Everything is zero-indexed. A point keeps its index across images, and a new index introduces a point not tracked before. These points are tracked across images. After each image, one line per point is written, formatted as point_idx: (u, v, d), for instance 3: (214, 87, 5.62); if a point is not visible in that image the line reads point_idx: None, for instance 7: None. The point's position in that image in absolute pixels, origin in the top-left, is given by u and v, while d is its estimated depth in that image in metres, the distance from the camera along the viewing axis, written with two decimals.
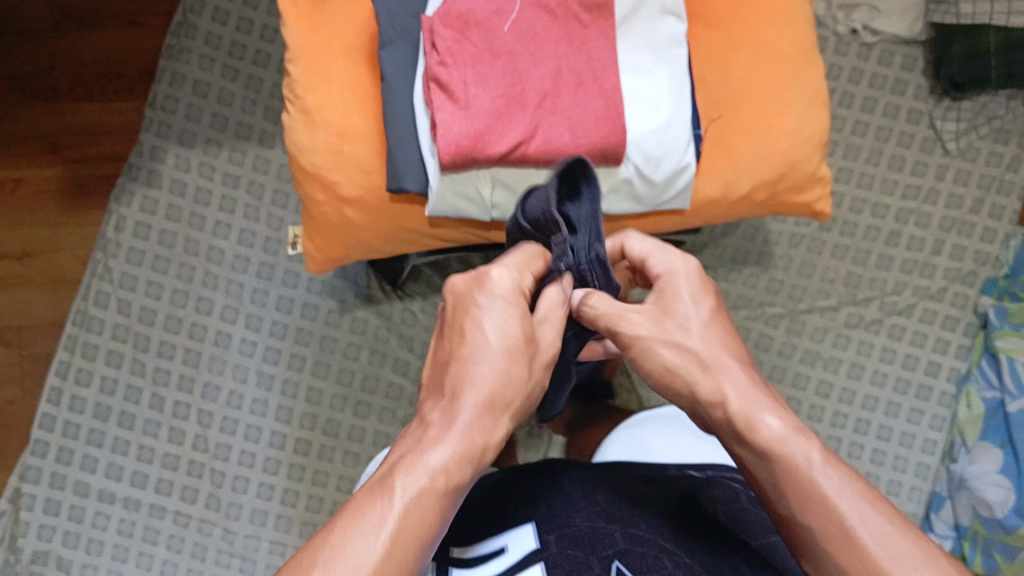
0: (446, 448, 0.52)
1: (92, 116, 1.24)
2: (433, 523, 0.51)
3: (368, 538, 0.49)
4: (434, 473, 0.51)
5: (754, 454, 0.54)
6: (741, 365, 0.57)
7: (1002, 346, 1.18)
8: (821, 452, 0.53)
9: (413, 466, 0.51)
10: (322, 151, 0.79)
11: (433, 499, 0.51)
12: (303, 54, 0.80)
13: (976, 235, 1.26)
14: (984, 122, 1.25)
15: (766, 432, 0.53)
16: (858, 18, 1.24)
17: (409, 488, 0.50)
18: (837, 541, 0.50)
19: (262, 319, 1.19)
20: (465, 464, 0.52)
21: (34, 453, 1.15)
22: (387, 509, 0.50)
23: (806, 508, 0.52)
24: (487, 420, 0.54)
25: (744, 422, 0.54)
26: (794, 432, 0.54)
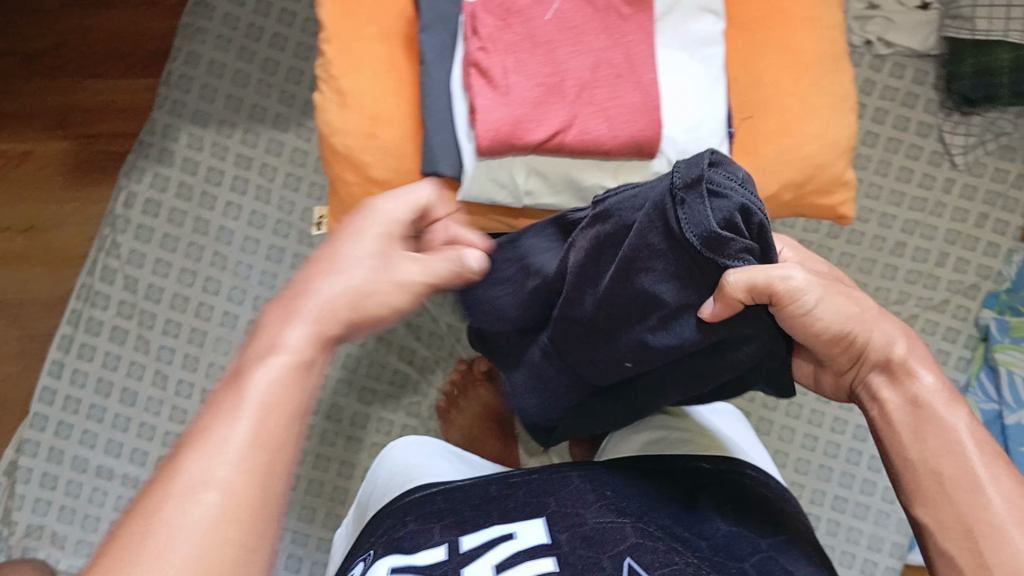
0: (297, 331, 0.51)
1: (103, 93, 1.22)
2: (296, 401, 0.48)
3: (231, 418, 0.46)
4: (290, 351, 0.49)
5: (901, 400, 0.65)
6: (897, 322, 0.68)
7: (1002, 358, 1.21)
8: (965, 414, 0.63)
9: (269, 354, 0.49)
10: (355, 132, 0.79)
11: (292, 375, 0.49)
12: (338, 37, 0.79)
13: (980, 249, 1.27)
14: (992, 138, 1.27)
15: (921, 383, 0.64)
16: (872, 30, 1.26)
17: (264, 372, 0.48)
18: (959, 476, 0.59)
19: (269, 302, 1.17)
20: (317, 346, 0.51)
21: (33, 426, 1.14)
22: (253, 385, 0.47)
23: (942, 459, 0.61)
24: (346, 310, 0.54)
25: (909, 369, 0.65)
26: (943, 394, 0.64)
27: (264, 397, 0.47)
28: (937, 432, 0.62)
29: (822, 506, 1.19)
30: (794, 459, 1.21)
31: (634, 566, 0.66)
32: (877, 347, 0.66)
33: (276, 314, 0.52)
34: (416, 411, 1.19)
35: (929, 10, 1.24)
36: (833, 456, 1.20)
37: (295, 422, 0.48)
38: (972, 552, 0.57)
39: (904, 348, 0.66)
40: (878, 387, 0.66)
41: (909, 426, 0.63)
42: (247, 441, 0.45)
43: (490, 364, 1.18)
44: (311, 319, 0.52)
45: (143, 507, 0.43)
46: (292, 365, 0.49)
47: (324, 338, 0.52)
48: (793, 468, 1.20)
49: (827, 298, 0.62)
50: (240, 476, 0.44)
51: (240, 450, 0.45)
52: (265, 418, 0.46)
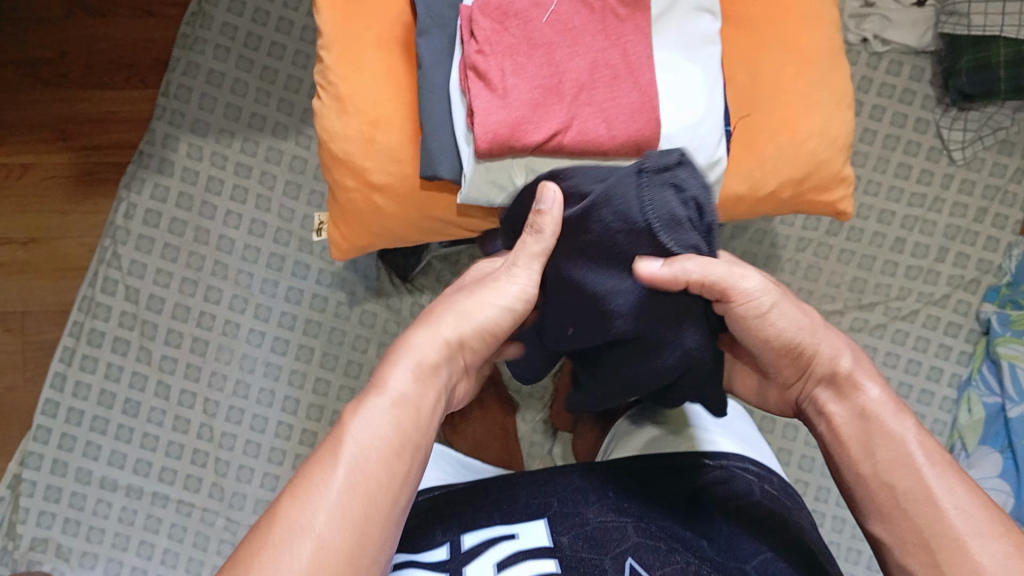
0: (401, 380, 0.59)
1: (103, 104, 1.23)
2: (398, 442, 0.56)
3: (339, 462, 0.53)
4: (397, 395, 0.58)
5: (849, 413, 0.66)
6: (842, 337, 0.70)
7: (1004, 352, 1.21)
8: (914, 428, 0.63)
9: (373, 394, 0.58)
10: (353, 138, 0.79)
11: (397, 418, 0.57)
12: (336, 42, 0.80)
13: (979, 244, 1.27)
14: (990, 132, 1.26)
15: (866, 396, 0.66)
16: (868, 27, 1.26)
17: (370, 415, 0.56)
18: (914, 489, 0.59)
19: (271, 310, 1.18)
20: (421, 384, 0.60)
21: (36, 439, 1.15)
22: (361, 430, 0.55)
23: (894, 473, 0.61)
24: (442, 356, 0.63)
25: (852, 383, 0.67)
26: (891, 406, 0.65)
27: (374, 431, 0.55)
28: (888, 444, 0.62)
29: (826, 503, 1.19)
30: (798, 457, 1.21)
31: (636, 567, 0.67)
32: (823, 359, 0.68)
33: (388, 359, 0.62)
34: None
35: (925, 7, 1.24)
36: None
37: (394, 456, 0.55)
38: (932, 564, 0.57)
39: (848, 362, 0.68)
40: (826, 402, 0.68)
41: (857, 440, 0.64)
42: (346, 481, 0.52)
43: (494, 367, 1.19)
44: (412, 361, 0.61)
45: (261, 538, 0.49)
46: (393, 403, 0.58)
47: (427, 374, 0.61)
48: (797, 465, 1.21)
49: (776, 305, 0.66)
50: (346, 497, 0.52)
51: (347, 479, 0.52)
52: (357, 464, 0.53)
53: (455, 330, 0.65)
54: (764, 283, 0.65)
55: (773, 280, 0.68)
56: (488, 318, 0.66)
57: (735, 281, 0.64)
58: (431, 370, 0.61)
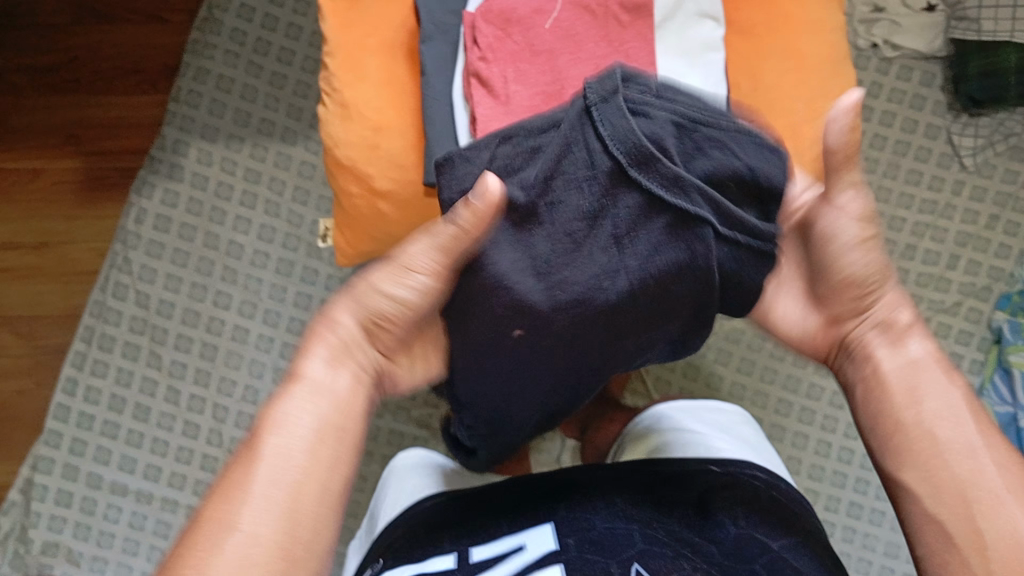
0: (316, 364, 0.63)
1: (114, 110, 1.24)
2: (315, 424, 0.60)
3: (259, 460, 0.57)
4: (310, 377, 0.63)
5: (894, 359, 0.68)
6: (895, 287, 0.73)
7: (1014, 360, 1.20)
8: (963, 390, 0.65)
9: (291, 383, 0.62)
10: (357, 145, 0.80)
11: (310, 399, 0.61)
12: (340, 49, 0.81)
13: (992, 251, 1.26)
14: (1001, 139, 1.26)
15: (914, 349, 0.68)
16: (878, 33, 1.25)
17: (290, 404, 0.61)
18: (954, 450, 0.61)
19: (279, 315, 1.18)
20: (336, 370, 0.64)
21: (47, 444, 1.15)
22: (278, 423, 0.59)
23: (935, 429, 0.63)
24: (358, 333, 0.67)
25: (901, 338, 0.69)
26: (938, 361, 0.67)
27: (298, 420, 0.60)
28: (936, 397, 0.64)
29: (836, 512, 1.18)
30: (807, 465, 1.20)
31: (641, 570, 0.66)
32: (886, 303, 0.70)
33: (303, 350, 0.66)
34: (426, 421, 1.20)
35: (936, 12, 1.23)
36: (847, 462, 1.20)
37: (317, 441, 0.59)
38: (965, 523, 0.59)
39: (907, 318, 0.70)
40: (874, 344, 0.69)
41: (902, 386, 0.66)
42: (269, 473, 0.57)
43: None
44: (324, 351, 0.65)
45: (197, 542, 0.54)
46: (310, 389, 0.62)
47: (341, 361, 0.65)
48: (806, 474, 1.20)
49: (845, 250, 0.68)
50: (270, 483, 0.56)
51: (270, 471, 0.57)
52: (278, 455, 0.58)
53: (360, 316, 0.67)
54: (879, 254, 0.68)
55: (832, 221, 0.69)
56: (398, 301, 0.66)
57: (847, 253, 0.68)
58: (344, 356, 0.65)
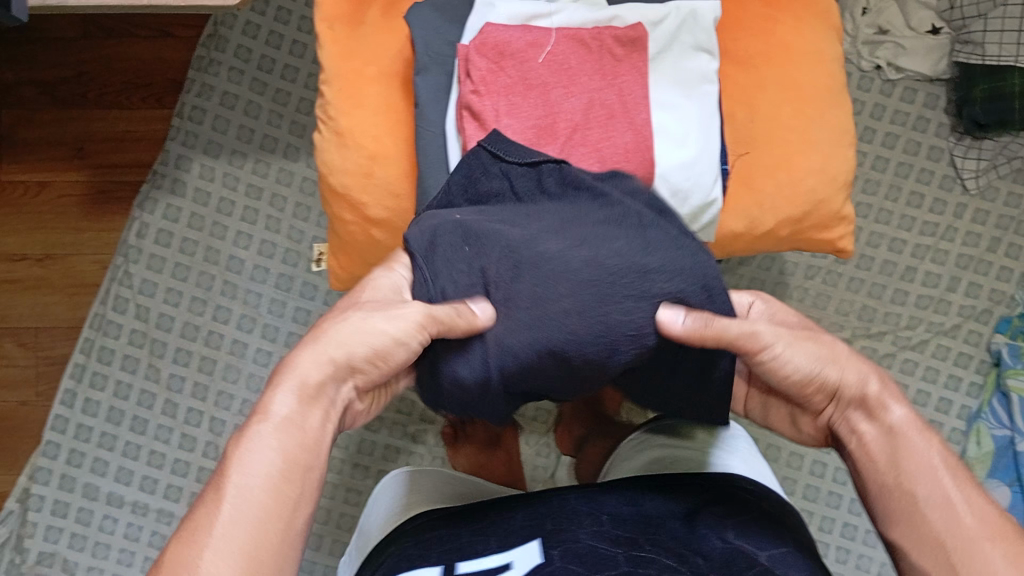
0: (283, 398, 0.58)
1: (118, 124, 1.24)
2: (282, 466, 0.55)
3: (218, 501, 0.53)
4: (278, 416, 0.57)
5: (878, 432, 0.64)
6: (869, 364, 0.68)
7: (1014, 385, 1.20)
8: (940, 447, 0.62)
9: (255, 422, 0.57)
10: (353, 173, 0.81)
11: (280, 444, 0.56)
12: (337, 77, 0.81)
13: (992, 274, 1.26)
14: (1005, 162, 1.25)
15: (891, 419, 0.64)
16: (882, 55, 1.24)
17: (253, 445, 0.56)
18: (935, 494, 0.59)
19: (278, 330, 1.19)
20: (304, 409, 0.58)
21: (45, 454, 1.17)
22: (239, 459, 0.55)
23: (917, 480, 0.60)
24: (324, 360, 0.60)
25: (878, 404, 0.65)
26: (916, 425, 0.64)
27: (261, 460, 0.55)
28: (911, 458, 0.61)
29: (830, 533, 1.19)
30: (802, 486, 1.20)
31: None
32: (852, 384, 0.66)
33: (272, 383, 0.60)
34: (423, 436, 1.21)
35: (941, 34, 1.23)
36: (842, 484, 1.20)
37: (286, 482, 0.55)
38: (944, 563, 0.57)
39: (876, 388, 0.66)
40: (856, 422, 0.66)
41: (885, 457, 0.63)
42: (233, 514, 0.53)
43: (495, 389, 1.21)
44: (294, 382, 0.59)
45: None
46: (276, 429, 0.56)
47: (313, 395, 0.59)
48: (801, 495, 1.20)
49: (792, 343, 0.66)
50: (231, 531, 0.52)
51: (231, 513, 0.53)
52: (242, 492, 0.54)
53: (336, 348, 0.61)
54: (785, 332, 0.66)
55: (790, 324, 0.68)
56: (372, 339, 0.62)
57: (758, 336, 0.64)
58: (317, 393, 0.59)
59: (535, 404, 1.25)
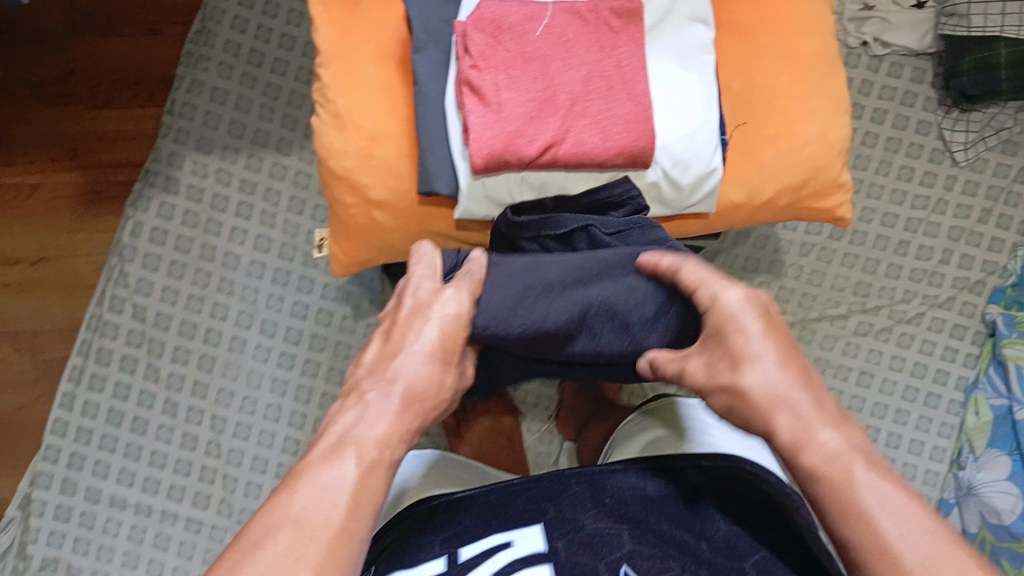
0: (376, 428, 0.60)
1: (108, 123, 1.23)
2: (373, 486, 0.57)
3: (312, 500, 0.54)
4: (374, 444, 0.59)
5: (802, 477, 0.58)
6: (795, 379, 0.60)
7: (1009, 353, 1.21)
8: (866, 467, 0.55)
9: (343, 455, 0.57)
10: (353, 156, 0.80)
11: (370, 461, 0.58)
12: (333, 58, 0.81)
13: (984, 245, 1.28)
14: (993, 133, 1.27)
15: (813, 456, 0.57)
16: (868, 31, 1.26)
17: (344, 465, 0.56)
18: (872, 546, 0.53)
19: (277, 325, 1.19)
20: (385, 426, 0.60)
21: (46, 459, 1.16)
22: (331, 478, 0.55)
23: (848, 526, 0.54)
24: (388, 394, 0.62)
25: (798, 444, 0.58)
26: (852, 455, 0.56)
27: (347, 475, 0.56)
28: (839, 503, 0.55)
29: None
30: None
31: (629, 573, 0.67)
32: (767, 433, 0.60)
33: (350, 405, 0.62)
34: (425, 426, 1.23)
35: (925, 9, 1.24)
36: None
37: (351, 509, 0.55)
38: None
39: (790, 420, 0.58)
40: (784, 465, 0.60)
41: (825, 508, 0.56)
42: (333, 520, 0.53)
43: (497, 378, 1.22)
44: (382, 414, 0.61)
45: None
46: (361, 453, 0.58)
47: (394, 434, 0.60)
48: None
49: (707, 388, 0.63)
50: (327, 539, 0.52)
51: (326, 510, 0.54)
52: (354, 504, 0.55)
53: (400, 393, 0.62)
54: (703, 375, 0.63)
55: (706, 349, 0.64)
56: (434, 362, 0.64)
57: (688, 376, 0.65)
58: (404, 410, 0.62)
59: (535, 392, 1.26)
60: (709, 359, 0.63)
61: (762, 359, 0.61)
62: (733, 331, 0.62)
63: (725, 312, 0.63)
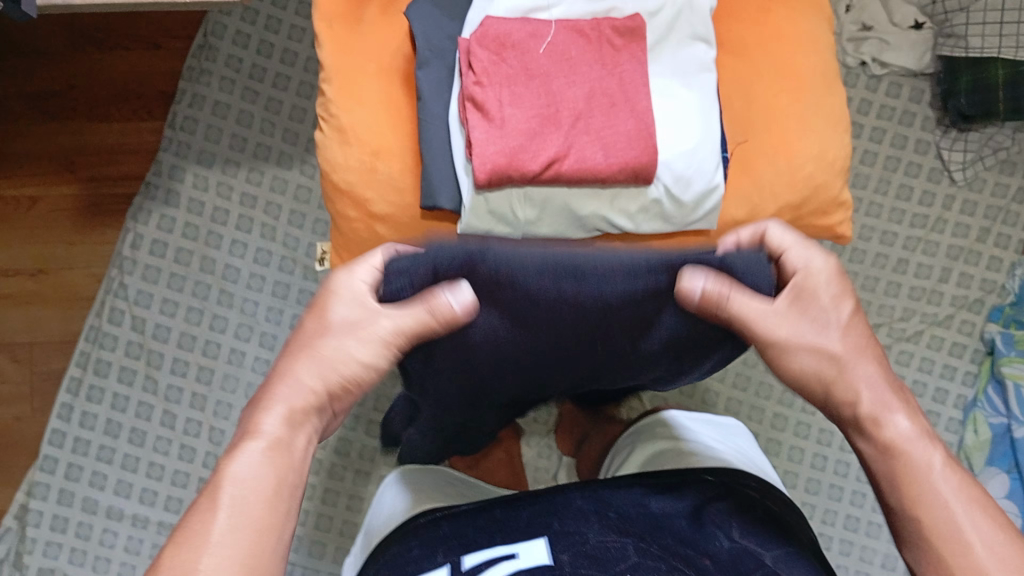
0: (274, 419, 0.58)
1: (109, 136, 1.24)
2: (275, 479, 0.56)
3: (220, 516, 0.53)
4: (270, 432, 0.58)
5: (875, 450, 0.62)
6: (876, 364, 0.64)
7: (1008, 372, 1.21)
8: (941, 456, 0.60)
9: (246, 441, 0.57)
10: (355, 169, 0.81)
11: (278, 456, 0.57)
12: (337, 74, 0.81)
13: (983, 263, 1.28)
14: (990, 153, 1.27)
15: (892, 431, 0.61)
16: (867, 51, 1.26)
17: (245, 463, 0.56)
18: (940, 525, 0.57)
19: (276, 338, 1.19)
20: (292, 428, 0.59)
21: (43, 469, 1.16)
22: (233, 473, 0.55)
23: (915, 507, 0.59)
24: (307, 392, 0.60)
25: (878, 419, 0.62)
26: (920, 435, 0.61)
27: (250, 476, 0.55)
28: (911, 481, 0.59)
29: (834, 526, 1.19)
30: (805, 480, 1.20)
31: None
32: (846, 410, 0.63)
33: (257, 401, 0.60)
34: None
35: (923, 30, 1.25)
36: (843, 476, 1.20)
37: (277, 497, 0.56)
38: None
39: (872, 398, 0.62)
40: (853, 439, 0.64)
41: (884, 479, 0.61)
42: (233, 522, 0.53)
43: None
44: (283, 407, 0.59)
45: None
46: (270, 448, 0.57)
47: (302, 419, 0.60)
48: (804, 488, 1.20)
49: (792, 349, 0.64)
50: (232, 541, 0.52)
51: (229, 521, 0.53)
52: (239, 506, 0.54)
53: (321, 380, 0.61)
54: (786, 331, 0.62)
55: (789, 305, 0.63)
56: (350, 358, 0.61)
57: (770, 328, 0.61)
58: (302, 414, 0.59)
59: (535, 406, 1.25)
60: (799, 318, 0.63)
61: (845, 338, 0.64)
62: (815, 301, 0.64)
63: (813, 278, 0.64)
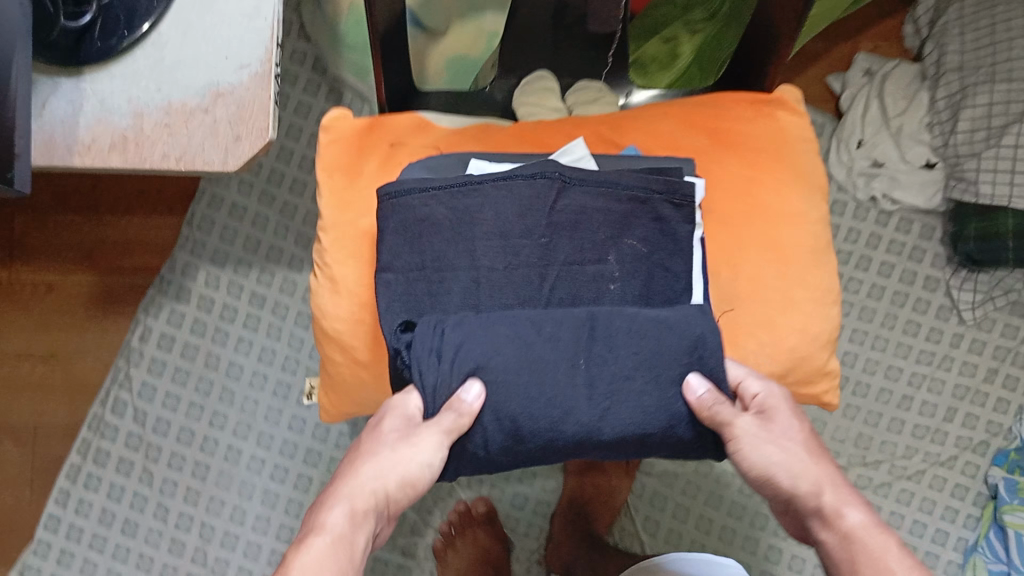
0: (339, 513, 0.61)
1: (129, 228, 1.27)
2: None
3: None
4: (333, 526, 0.60)
5: (834, 538, 0.62)
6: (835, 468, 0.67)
7: (1010, 520, 1.18)
8: (896, 542, 0.60)
9: (313, 536, 0.60)
10: (345, 319, 0.77)
11: (335, 560, 0.58)
12: (335, 223, 0.79)
13: (989, 405, 1.27)
14: (1001, 293, 1.25)
15: (851, 518, 0.62)
16: (877, 187, 1.27)
17: (303, 555, 0.58)
18: None
19: (273, 438, 1.20)
20: (357, 524, 0.61)
21: (35, 554, 1.18)
22: (294, 567, 0.58)
23: None
24: (371, 500, 0.63)
25: (836, 507, 0.63)
26: (873, 527, 0.61)
27: (310, 575, 0.57)
28: (867, 564, 0.59)
29: None
30: None
31: None
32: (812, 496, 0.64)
33: (321, 505, 0.63)
34: (411, 550, 1.22)
35: (935, 169, 1.25)
36: None
37: None
38: None
39: (834, 490, 0.64)
40: (816, 533, 0.63)
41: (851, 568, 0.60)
42: None
43: (488, 505, 1.23)
44: (346, 502, 0.62)
45: None
46: (331, 542, 0.59)
47: (363, 517, 0.62)
48: None
49: (755, 441, 0.67)
50: None
51: None
52: None
53: (378, 478, 0.64)
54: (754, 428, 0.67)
55: (765, 395, 0.70)
56: (403, 468, 0.65)
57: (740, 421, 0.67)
58: (365, 511, 0.62)
59: (526, 520, 1.25)
60: (766, 427, 0.67)
61: (806, 431, 0.69)
62: (770, 407, 0.69)
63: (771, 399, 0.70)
